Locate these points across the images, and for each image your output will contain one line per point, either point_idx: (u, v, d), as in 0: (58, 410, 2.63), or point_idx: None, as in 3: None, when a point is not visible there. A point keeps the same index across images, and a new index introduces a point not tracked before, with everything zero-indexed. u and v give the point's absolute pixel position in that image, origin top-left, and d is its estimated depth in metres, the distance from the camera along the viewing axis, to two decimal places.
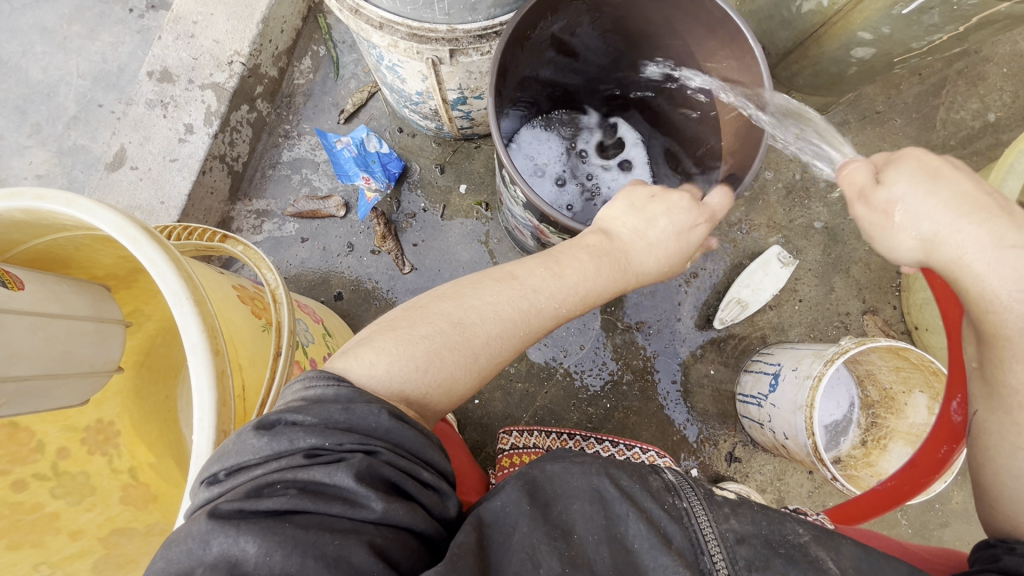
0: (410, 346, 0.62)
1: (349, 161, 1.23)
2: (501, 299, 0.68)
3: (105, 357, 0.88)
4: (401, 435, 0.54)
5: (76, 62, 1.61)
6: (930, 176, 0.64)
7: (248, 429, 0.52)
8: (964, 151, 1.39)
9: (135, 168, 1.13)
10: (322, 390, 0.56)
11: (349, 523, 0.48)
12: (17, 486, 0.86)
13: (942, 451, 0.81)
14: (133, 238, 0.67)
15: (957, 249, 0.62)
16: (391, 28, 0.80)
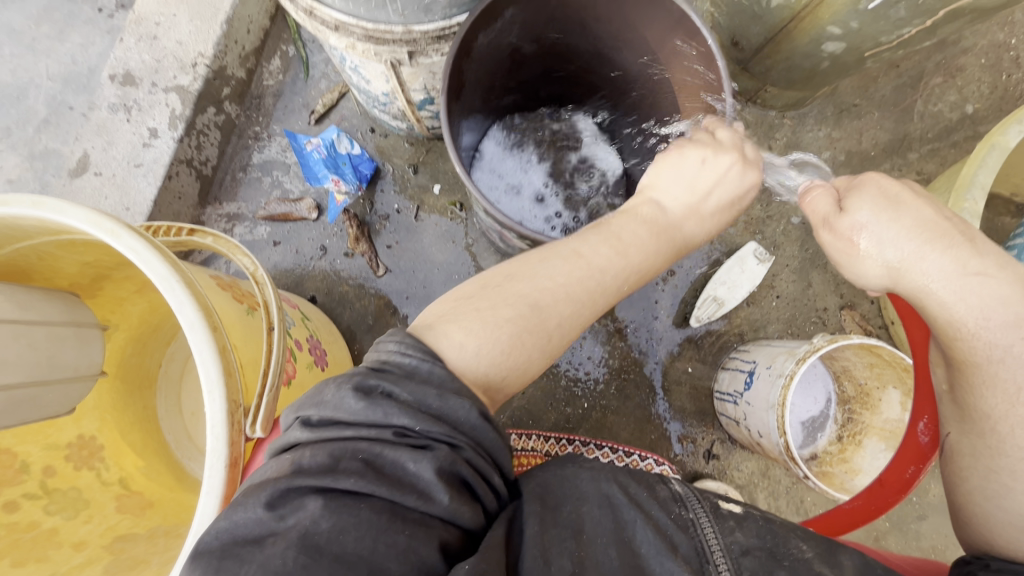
0: (496, 329, 0.63)
1: (320, 163, 1.24)
2: (570, 280, 0.68)
3: (89, 361, 0.86)
4: (484, 435, 0.56)
5: (45, 64, 1.58)
6: (892, 203, 0.67)
7: (348, 387, 0.54)
8: (942, 143, 1.38)
9: (99, 174, 1.12)
10: (417, 363, 0.57)
11: (418, 515, 0.49)
12: (8, 506, 0.84)
13: (909, 471, 0.84)
14: (110, 230, 0.66)
15: (923, 275, 0.65)
16: (346, 30, 0.78)
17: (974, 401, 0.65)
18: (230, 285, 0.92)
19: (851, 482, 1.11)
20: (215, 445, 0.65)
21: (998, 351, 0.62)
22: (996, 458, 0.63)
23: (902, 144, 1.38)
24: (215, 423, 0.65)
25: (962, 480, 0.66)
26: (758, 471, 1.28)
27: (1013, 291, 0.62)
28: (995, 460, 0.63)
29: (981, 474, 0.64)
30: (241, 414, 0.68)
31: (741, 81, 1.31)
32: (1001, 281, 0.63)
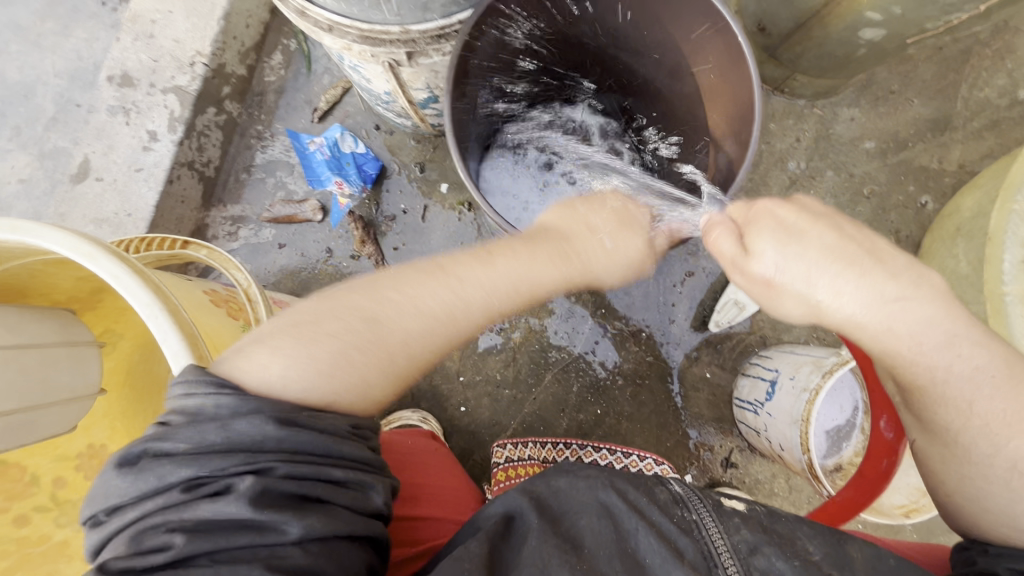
0: (314, 345, 0.61)
1: (325, 164, 1.20)
2: (422, 293, 0.66)
3: (85, 381, 0.79)
4: (296, 440, 0.54)
5: (51, 60, 1.55)
6: (792, 236, 0.61)
7: (110, 469, 0.51)
8: (988, 132, 1.28)
9: (100, 179, 1.10)
10: (200, 402, 0.54)
11: (263, 550, 0.49)
12: (18, 521, 0.82)
13: (884, 464, 0.80)
14: (88, 254, 0.62)
15: (847, 313, 0.58)
16: (341, 31, 0.73)
17: (930, 417, 0.61)
18: (225, 300, 0.87)
19: None
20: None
21: (939, 372, 0.59)
22: (986, 470, 0.59)
23: (944, 133, 1.28)
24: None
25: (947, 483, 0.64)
26: (778, 480, 1.24)
27: (936, 310, 0.58)
28: (967, 468, 0.60)
29: (956, 478, 0.62)
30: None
31: (766, 68, 1.22)
32: (921, 301, 0.58)
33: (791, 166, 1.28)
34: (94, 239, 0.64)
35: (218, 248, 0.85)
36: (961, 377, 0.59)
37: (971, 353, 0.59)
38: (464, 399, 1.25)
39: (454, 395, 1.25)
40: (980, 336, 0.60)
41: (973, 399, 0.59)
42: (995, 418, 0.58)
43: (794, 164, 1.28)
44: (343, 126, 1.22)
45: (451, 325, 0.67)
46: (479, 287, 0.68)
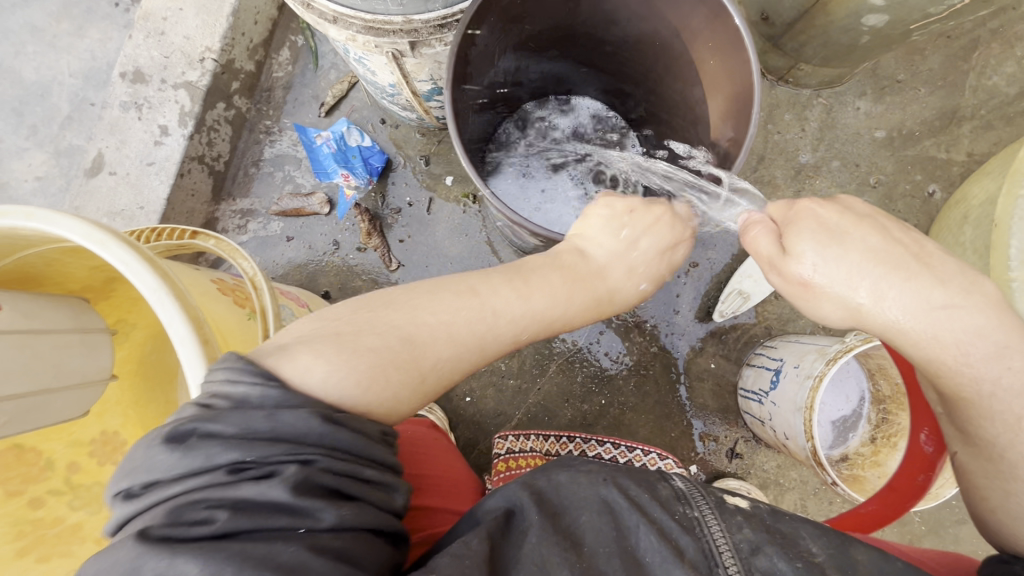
0: (354, 358, 0.59)
1: (331, 158, 1.21)
2: (456, 318, 0.66)
3: (97, 366, 0.81)
4: (338, 435, 0.53)
5: (65, 61, 1.58)
6: (834, 237, 0.64)
7: (158, 442, 0.49)
8: (997, 120, 1.26)
9: (113, 173, 1.13)
10: (246, 391, 0.53)
11: (299, 534, 0.47)
12: (33, 504, 0.84)
13: (920, 478, 0.86)
14: (101, 242, 0.64)
15: (884, 317, 0.61)
16: (345, 22, 0.75)
17: (976, 430, 0.61)
18: (232, 289, 0.89)
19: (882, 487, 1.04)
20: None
21: (986, 386, 0.58)
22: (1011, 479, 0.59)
23: (952, 121, 1.27)
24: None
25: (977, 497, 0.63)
26: (783, 471, 1.23)
27: (986, 320, 0.58)
28: (1012, 485, 0.59)
29: (999, 494, 0.60)
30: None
31: (770, 58, 1.22)
32: (970, 310, 0.59)
33: (796, 156, 1.28)
34: (104, 228, 0.66)
35: (227, 237, 0.87)
36: (1011, 392, 0.57)
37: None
38: (469, 389, 1.27)
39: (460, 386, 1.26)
40: None
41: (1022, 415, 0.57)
42: None
43: (799, 154, 1.28)
44: (349, 120, 1.24)
45: (483, 348, 0.67)
46: (513, 322, 0.69)
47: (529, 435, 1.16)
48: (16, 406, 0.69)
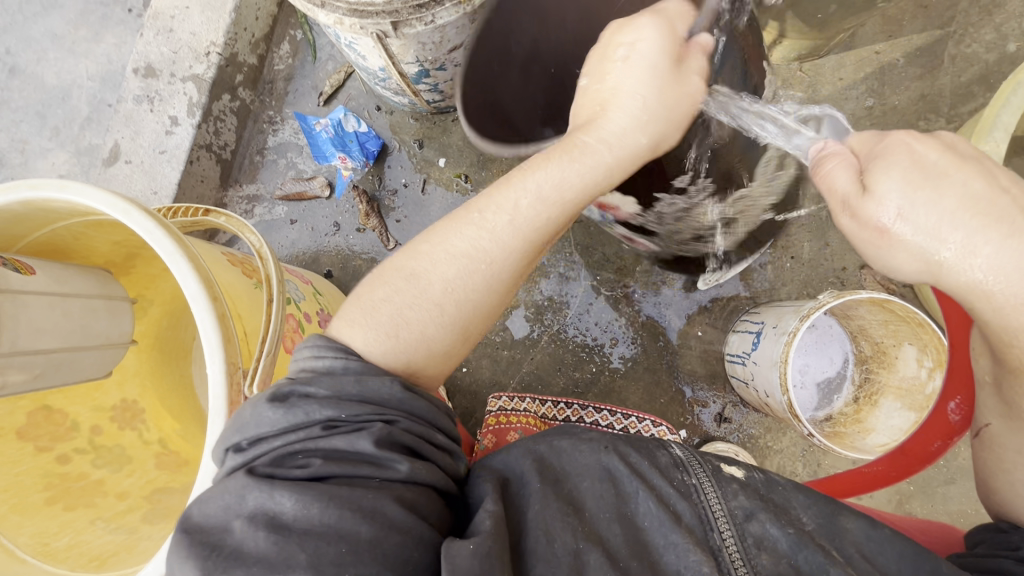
0: (373, 311, 0.69)
1: (329, 143, 1.29)
2: (452, 238, 0.72)
3: (119, 331, 0.90)
4: (413, 405, 0.63)
5: (84, 65, 1.68)
6: (929, 177, 0.58)
7: (265, 402, 0.59)
8: (978, 87, 1.28)
9: (129, 162, 1.21)
10: (331, 363, 0.64)
11: (378, 482, 0.56)
12: (60, 459, 0.90)
13: (935, 445, 0.94)
14: (123, 210, 0.70)
15: (968, 272, 0.58)
16: (333, 6, 0.82)
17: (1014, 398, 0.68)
18: (241, 261, 0.95)
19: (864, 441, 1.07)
20: (215, 406, 0.68)
21: None
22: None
23: (932, 90, 1.29)
24: (214, 384, 0.68)
25: (1003, 472, 0.70)
26: (772, 435, 1.27)
27: None
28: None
29: None
30: (240, 376, 0.71)
31: None
32: None
33: None
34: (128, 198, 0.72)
35: (236, 214, 0.88)
36: None
37: None
38: (465, 360, 1.32)
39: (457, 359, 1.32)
40: None
41: None
42: None
43: None
44: (345, 107, 1.31)
45: (501, 281, 0.73)
46: (505, 210, 0.71)
47: (523, 398, 1.19)
48: (48, 360, 0.78)
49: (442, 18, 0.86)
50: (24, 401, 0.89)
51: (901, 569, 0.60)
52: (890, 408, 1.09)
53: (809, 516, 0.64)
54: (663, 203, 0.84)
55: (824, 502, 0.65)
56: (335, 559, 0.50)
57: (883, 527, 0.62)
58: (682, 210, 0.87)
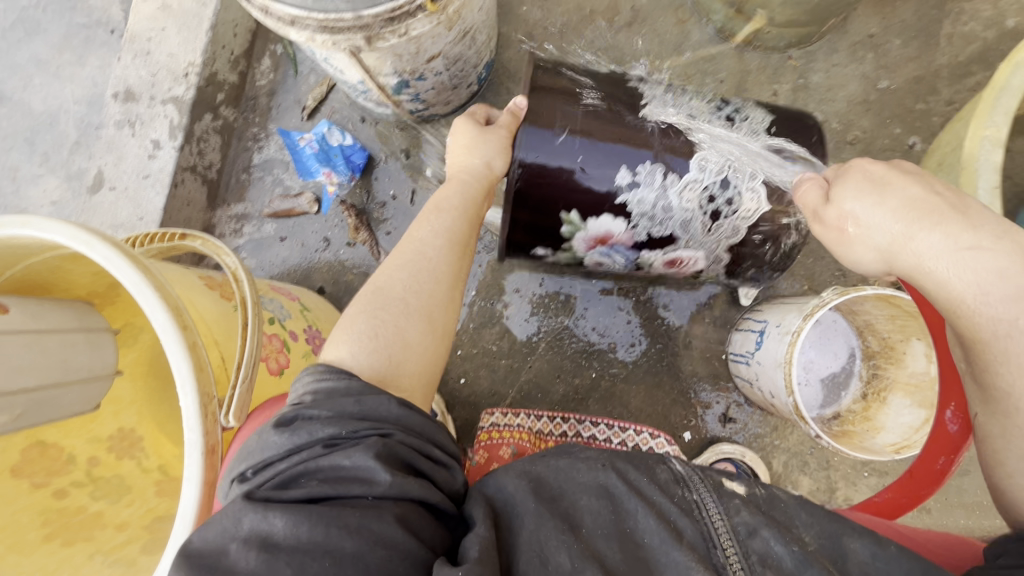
0: (349, 324, 0.72)
1: (314, 159, 1.28)
2: (401, 258, 0.78)
3: (102, 362, 0.88)
4: (412, 421, 0.63)
5: (69, 89, 1.52)
6: (875, 186, 0.68)
7: (270, 427, 0.60)
8: (977, 67, 1.25)
9: (113, 188, 1.20)
10: (334, 384, 0.64)
11: (370, 499, 0.54)
12: (57, 494, 0.86)
13: (940, 463, 0.84)
14: (87, 242, 0.68)
15: (915, 256, 0.64)
16: (301, 24, 0.79)
17: (992, 380, 0.63)
18: (219, 285, 0.94)
19: (873, 441, 1.05)
20: (191, 438, 0.67)
21: (1004, 325, 0.59)
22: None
23: (930, 72, 1.26)
24: (188, 416, 0.67)
25: (999, 465, 0.64)
26: (777, 431, 1.26)
27: (1013, 263, 0.59)
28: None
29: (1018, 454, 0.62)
30: (215, 406, 0.70)
31: (736, 23, 1.23)
32: (999, 253, 0.60)
33: None
34: (89, 229, 0.70)
35: (213, 237, 0.85)
36: None
37: None
38: (463, 371, 1.30)
39: (454, 370, 1.30)
40: None
41: None
42: None
43: None
44: (330, 121, 1.29)
45: (444, 269, 0.79)
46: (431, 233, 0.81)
47: (517, 413, 1.15)
48: (29, 399, 0.77)
49: (416, 29, 0.84)
50: (16, 438, 0.84)
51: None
52: (901, 404, 1.06)
53: (813, 535, 0.59)
54: (634, 201, 0.90)
55: (828, 516, 0.60)
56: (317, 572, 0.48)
57: (890, 547, 0.57)
58: (658, 203, 0.90)
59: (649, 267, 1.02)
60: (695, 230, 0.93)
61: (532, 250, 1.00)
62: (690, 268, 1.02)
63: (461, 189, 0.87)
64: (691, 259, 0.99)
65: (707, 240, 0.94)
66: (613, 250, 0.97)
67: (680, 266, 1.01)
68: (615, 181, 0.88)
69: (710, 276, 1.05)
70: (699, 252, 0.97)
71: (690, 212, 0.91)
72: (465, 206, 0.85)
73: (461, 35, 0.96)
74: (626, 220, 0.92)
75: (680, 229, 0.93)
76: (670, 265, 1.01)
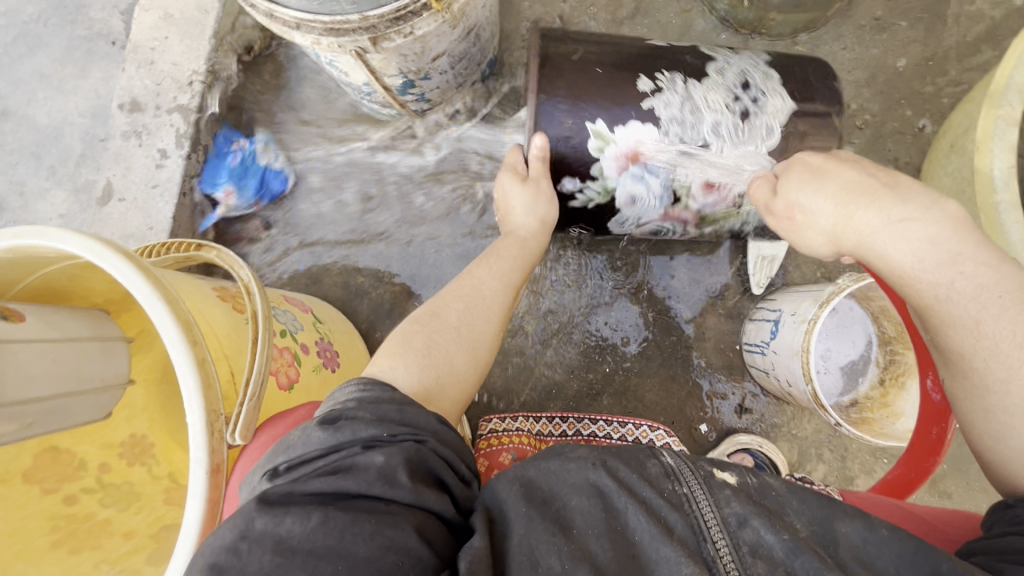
0: (404, 340, 0.75)
1: (226, 171, 1.26)
2: (454, 291, 0.84)
3: (115, 371, 0.87)
4: (445, 436, 0.64)
5: (73, 102, 1.52)
6: (815, 175, 0.74)
7: (313, 424, 0.60)
8: (985, 46, 1.24)
9: (123, 199, 1.21)
10: (378, 392, 0.65)
11: (387, 506, 0.54)
12: (67, 500, 0.86)
13: (936, 433, 0.83)
14: (101, 255, 0.68)
15: (858, 232, 0.67)
16: (308, 27, 0.78)
17: (944, 344, 0.64)
18: (232, 296, 0.94)
19: (894, 427, 1.04)
20: (196, 456, 0.67)
21: (942, 290, 0.62)
22: (988, 397, 0.61)
23: (937, 54, 1.24)
24: (194, 434, 0.67)
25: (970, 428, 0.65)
26: (793, 421, 1.25)
27: (941, 229, 0.62)
28: (987, 400, 0.61)
29: (981, 415, 0.62)
30: (222, 423, 0.70)
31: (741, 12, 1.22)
32: (927, 221, 0.63)
33: None
34: (104, 241, 0.70)
35: (227, 248, 0.84)
36: (965, 295, 0.60)
37: (976, 270, 0.60)
38: None
39: None
40: (988, 256, 0.61)
41: (979, 318, 0.60)
42: (1007, 338, 0.58)
43: None
44: (271, 134, 1.30)
45: (495, 312, 0.84)
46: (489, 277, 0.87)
47: (513, 418, 1.17)
48: (40, 408, 0.75)
49: (421, 28, 0.84)
50: (28, 443, 0.85)
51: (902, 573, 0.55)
52: (918, 389, 1.04)
53: (803, 522, 0.59)
54: (661, 105, 0.91)
55: (818, 502, 0.61)
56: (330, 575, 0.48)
57: (881, 529, 0.57)
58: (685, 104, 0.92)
59: (688, 193, 0.96)
60: (726, 132, 0.92)
61: (561, 184, 0.96)
62: (730, 193, 0.96)
63: (521, 250, 0.95)
64: (729, 173, 0.94)
65: (742, 144, 0.93)
66: (647, 169, 0.93)
67: (718, 189, 0.96)
68: (637, 86, 0.91)
69: (751, 205, 0.99)
70: (737, 162, 0.93)
71: (716, 113, 0.92)
72: (525, 261, 0.94)
73: (465, 34, 0.95)
74: (655, 125, 0.91)
75: (711, 134, 0.92)
76: (708, 188, 0.96)
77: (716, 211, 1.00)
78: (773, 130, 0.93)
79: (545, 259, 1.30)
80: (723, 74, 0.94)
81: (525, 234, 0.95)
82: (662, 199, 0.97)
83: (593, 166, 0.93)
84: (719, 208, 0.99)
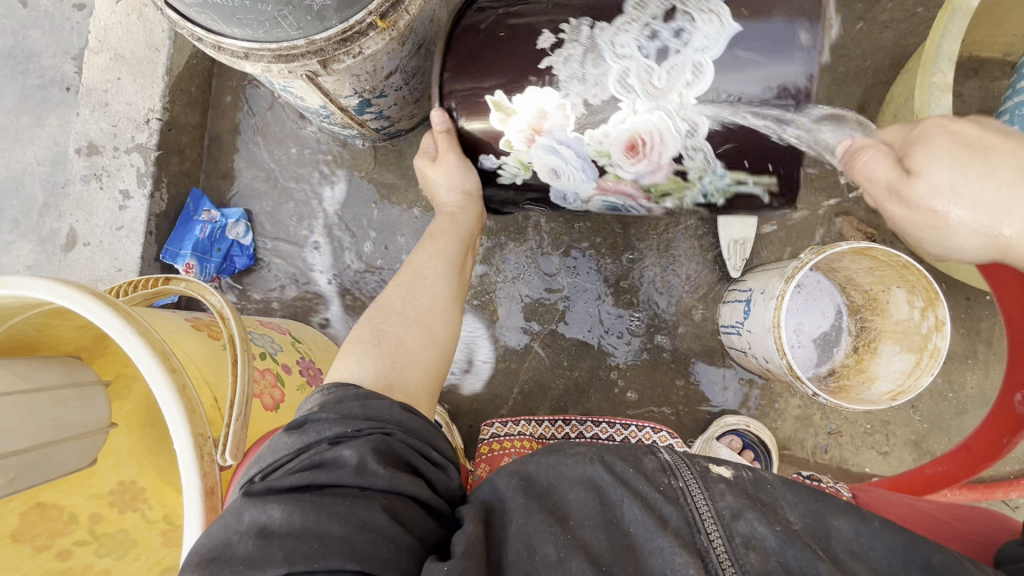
0: (356, 338, 0.77)
1: (191, 241, 1.25)
2: (394, 283, 0.85)
3: (96, 416, 0.85)
4: (412, 424, 0.65)
5: (32, 151, 1.50)
6: (975, 154, 0.60)
7: (280, 431, 0.62)
8: (920, 19, 1.29)
9: (88, 244, 1.20)
10: (342, 393, 0.67)
11: (361, 492, 0.56)
12: (61, 555, 0.84)
13: (1003, 441, 1.07)
14: (68, 296, 0.68)
15: None
16: (256, 56, 0.80)
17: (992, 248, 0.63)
18: (206, 325, 0.94)
19: (869, 392, 1.07)
20: (188, 481, 0.67)
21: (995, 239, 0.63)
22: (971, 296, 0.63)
23: (875, 29, 1.29)
24: (183, 459, 0.67)
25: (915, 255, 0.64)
26: (778, 396, 1.28)
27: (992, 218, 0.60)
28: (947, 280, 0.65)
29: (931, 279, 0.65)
30: (211, 446, 0.69)
31: None
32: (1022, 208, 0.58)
33: None
34: (71, 283, 0.70)
35: (196, 278, 0.84)
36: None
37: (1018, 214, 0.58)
38: (461, 379, 1.30)
39: (452, 379, 1.30)
40: None
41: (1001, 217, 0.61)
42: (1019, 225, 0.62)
43: None
44: (245, 213, 1.30)
45: (442, 287, 0.86)
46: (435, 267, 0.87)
47: (515, 420, 1.17)
48: (21, 462, 0.74)
49: (369, 48, 0.85)
50: (14, 502, 0.82)
51: (892, 563, 0.56)
52: (892, 352, 1.08)
53: (796, 513, 0.60)
54: (561, 63, 0.81)
55: (811, 496, 0.61)
56: (307, 553, 0.49)
57: (873, 522, 0.58)
58: (576, 68, 0.81)
59: (610, 161, 0.85)
60: (637, 83, 0.80)
61: (481, 163, 0.93)
62: (663, 157, 0.84)
63: (454, 225, 0.93)
64: (652, 131, 0.82)
65: (662, 97, 0.80)
66: (553, 138, 0.84)
67: (645, 155, 0.84)
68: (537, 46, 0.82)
69: (699, 171, 0.85)
70: (656, 119, 0.81)
71: (626, 63, 0.79)
72: (462, 235, 0.93)
73: (414, 49, 0.97)
74: (553, 87, 0.82)
75: (618, 88, 0.80)
76: (631, 152, 0.84)
77: (654, 181, 0.87)
78: (702, 68, 0.78)
79: (520, 262, 1.31)
80: (642, 5, 0.80)
81: (454, 208, 0.94)
82: (584, 172, 0.88)
83: (501, 142, 0.88)
84: (656, 176, 0.87)
